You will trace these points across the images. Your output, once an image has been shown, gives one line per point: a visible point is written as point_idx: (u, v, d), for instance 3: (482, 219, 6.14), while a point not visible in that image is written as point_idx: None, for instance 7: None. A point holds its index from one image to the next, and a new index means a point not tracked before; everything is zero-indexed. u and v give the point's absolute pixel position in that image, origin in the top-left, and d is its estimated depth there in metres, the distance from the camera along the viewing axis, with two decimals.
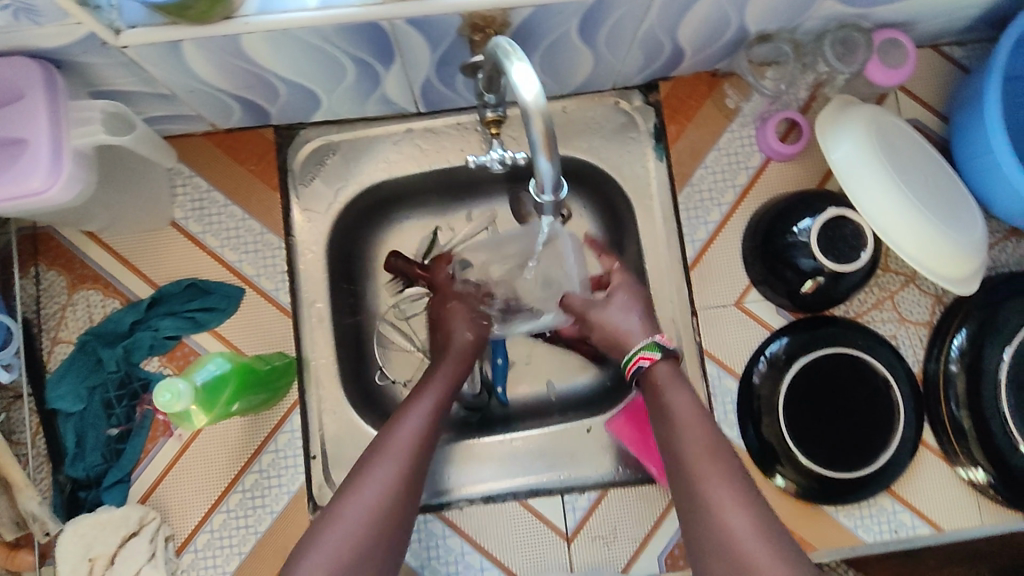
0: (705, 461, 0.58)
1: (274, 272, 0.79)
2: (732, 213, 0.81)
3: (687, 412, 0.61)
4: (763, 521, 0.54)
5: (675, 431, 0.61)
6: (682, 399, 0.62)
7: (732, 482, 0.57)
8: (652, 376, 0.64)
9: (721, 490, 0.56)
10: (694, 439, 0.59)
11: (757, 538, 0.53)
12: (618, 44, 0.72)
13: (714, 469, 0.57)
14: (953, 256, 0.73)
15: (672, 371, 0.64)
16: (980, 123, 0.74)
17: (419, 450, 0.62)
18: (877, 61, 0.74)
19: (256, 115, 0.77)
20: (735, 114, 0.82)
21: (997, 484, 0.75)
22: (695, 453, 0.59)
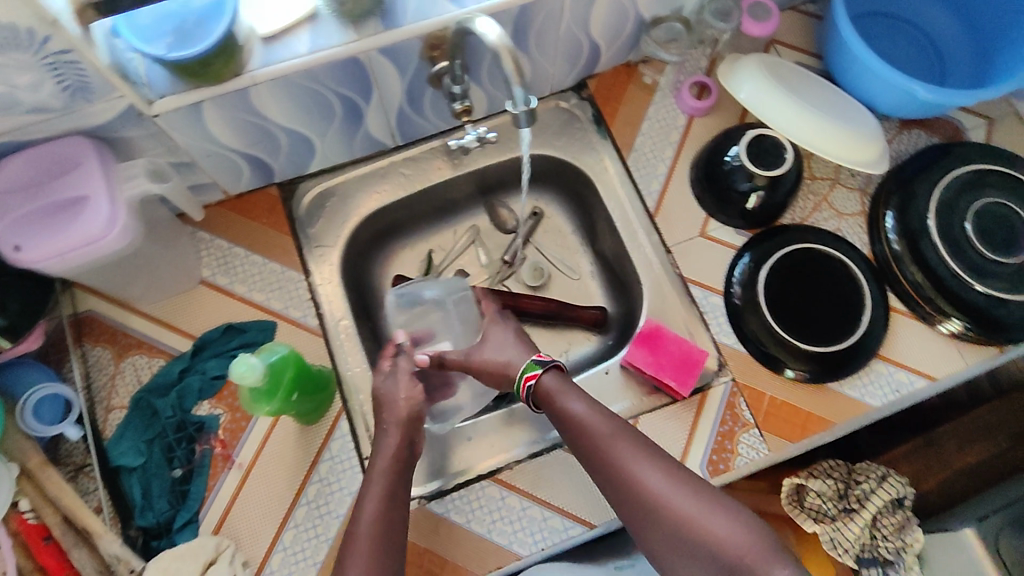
0: (628, 458, 0.68)
1: (300, 301, 0.88)
2: (675, 164, 0.96)
3: (592, 415, 0.71)
4: (678, 478, 0.66)
5: (589, 427, 0.71)
6: (582, 413, 0.71)
7: (648, 453, 0.68)
8: (543, 390, 0.75)
9: (639, 464, 0.67)
10: (602, 426, 0.70)
11: (678, 492, 0.64)
12: (546, 48, 0.89)
13: (632, 442, 0.69)
14: (852, 146, 0.87)
15: (560, 378, 0.75)
16: (836, 47, 0.92)
17: (383, 541, 0.65)
18: (748, 20, 0.92)
19: (262, 173, 0.90)
20: (654, 89, 0.99)
21: (973, 326, 0.85)
22: (609, 439, 0.69)
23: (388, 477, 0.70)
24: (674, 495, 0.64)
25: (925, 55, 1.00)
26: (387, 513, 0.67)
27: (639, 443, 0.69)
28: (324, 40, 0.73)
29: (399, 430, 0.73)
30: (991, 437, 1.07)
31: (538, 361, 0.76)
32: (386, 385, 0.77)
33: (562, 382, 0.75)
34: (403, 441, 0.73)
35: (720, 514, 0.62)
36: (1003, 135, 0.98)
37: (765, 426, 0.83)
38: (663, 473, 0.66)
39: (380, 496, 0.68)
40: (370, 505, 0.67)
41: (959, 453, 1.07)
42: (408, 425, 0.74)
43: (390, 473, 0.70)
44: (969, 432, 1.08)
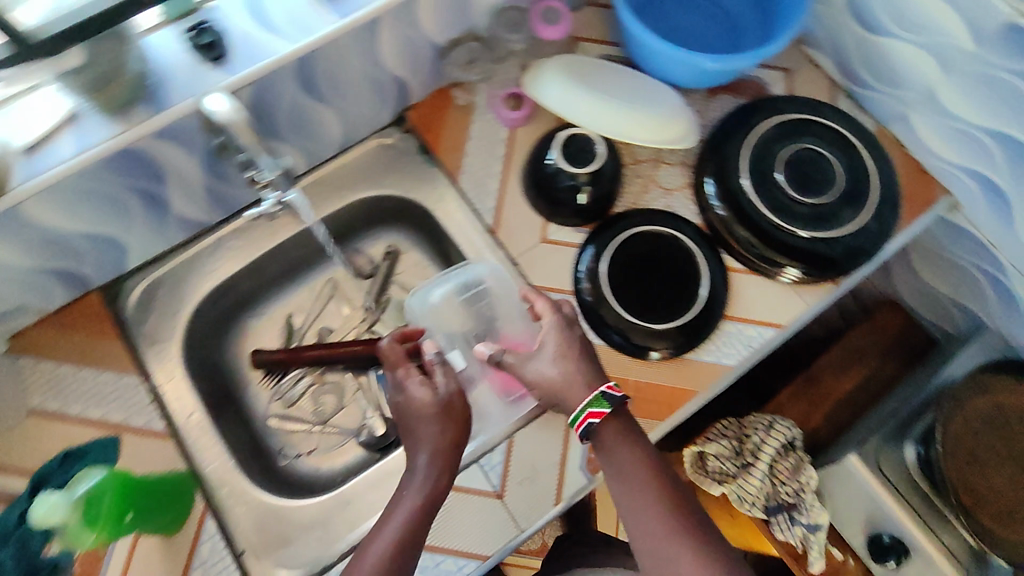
0: (670, 536, 0.67)
1: (142, 407, 0.83)
2: (505, 177, 0.96)
3: (654, 472, 0.71)
4: (705, 547, 0.66)
5: (637, 489, 0.70)
6: (650, 459, 0.72)
7: (680, 513, 0.68)
8: (600, 432, 0.73)
9: (677, 547, 0.66)
10: (651, 497, 0.69)
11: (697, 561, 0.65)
12: (346, 93, 0.87)
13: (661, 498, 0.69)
14: (661, 126, 0.90)
15: (615, 432, 0.73)
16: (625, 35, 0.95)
17: None
18: (541, 24, 0.95)
19: (75, 282, 0.84)
20: (472, 107, 0.99)
21: (807, 269, 0.89)
22: (658, 513, 0.68)
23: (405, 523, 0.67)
24: (689, 563, 0.65)
25: (718, 22, 1.04)
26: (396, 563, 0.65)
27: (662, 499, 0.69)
28: (90, 137, 0.69)
29: (435, 473, 0.71)
30: (861, 360, 1.14)
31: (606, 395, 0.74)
32: (412, 391, 0.74)
33: (620, 430, 0.74)
34: (439, 481, 0.72)
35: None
36: (804, 83, 1.02)
37: (636, 411, 0.85)
38: (688, 542, 0.66)
39: (393, 542, 0.66)
40: (375, 553, 0.65)
41: (837, 383, 1.13)
42: (445, 458, 0.72)
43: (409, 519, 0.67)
44: (841, 361, 1.14)
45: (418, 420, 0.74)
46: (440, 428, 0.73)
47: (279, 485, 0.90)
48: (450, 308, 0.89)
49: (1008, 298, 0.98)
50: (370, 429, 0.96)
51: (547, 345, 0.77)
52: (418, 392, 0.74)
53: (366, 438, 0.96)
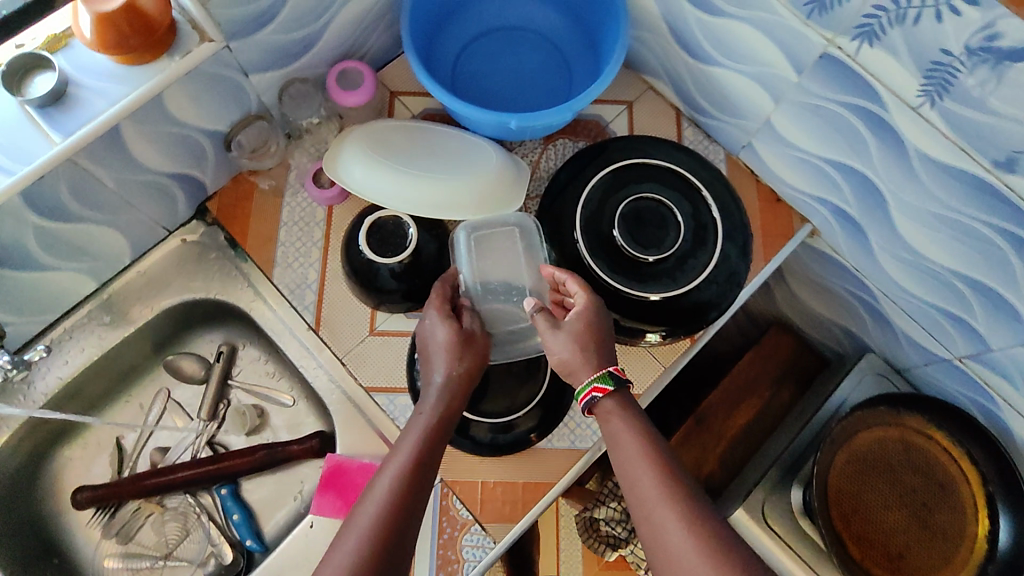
0: (671, 528, 0.59)
1: None
2: (325, 265, 0.87)
3: (649, 457, 0.64)
4: (702, 527, 0.59)
5: (641, 471, 0.63)
6: (653, 439, 0.66)
7: (675, 497, 0.61)
8: (602, 407, 0.69)
9: (681, 536, 0.59)
10: (654, 479, 0.62)
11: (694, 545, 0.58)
12: (113, 206, 0.77)
13: (654, 492, 0.62)
14: (483, 194, 0.81)
15: (618, 407, 0.68)
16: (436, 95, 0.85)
17: None
18: (337, 89, 0.84)
19: None
20: (281, 189, 0.89)
21: (669, 329, 0.82)
22: (660, 501, 0.61)
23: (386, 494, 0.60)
24: (690, 557, 0.57)
25: (547, 57, 0.93)
26: (375, 550, 0.56)
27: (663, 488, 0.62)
28: None
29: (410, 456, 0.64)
30: (755, 392, 1.09)
31: (613, 376, 0.69)
32: (431, 329, 0.74)
33: (624, 414, 0.68)
34: (423, 452, 0.64)
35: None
36: (644, 116, 0.95)
37: (485, 517, 0.78)
38: (682, 527, 0.59)
39: (360, 538, 0.57)
40: (343, 554, 0.56)
41: (729, 420, 1.07)
42: (441, 418, 0.68)
43: (396, 485, 0.61)
44: (733, 396, 1.08)
45: (435, 354, 0.72)
46: (464, 347, 0.72)
47: None
48: (495, 254, 0.81)
49: (882, 320, 0.92)
50: (217, 555, 0.89)
51: (573, 319, 0.72)
52: (438, 328, 0.73)
53: (213, 567, 0.89)
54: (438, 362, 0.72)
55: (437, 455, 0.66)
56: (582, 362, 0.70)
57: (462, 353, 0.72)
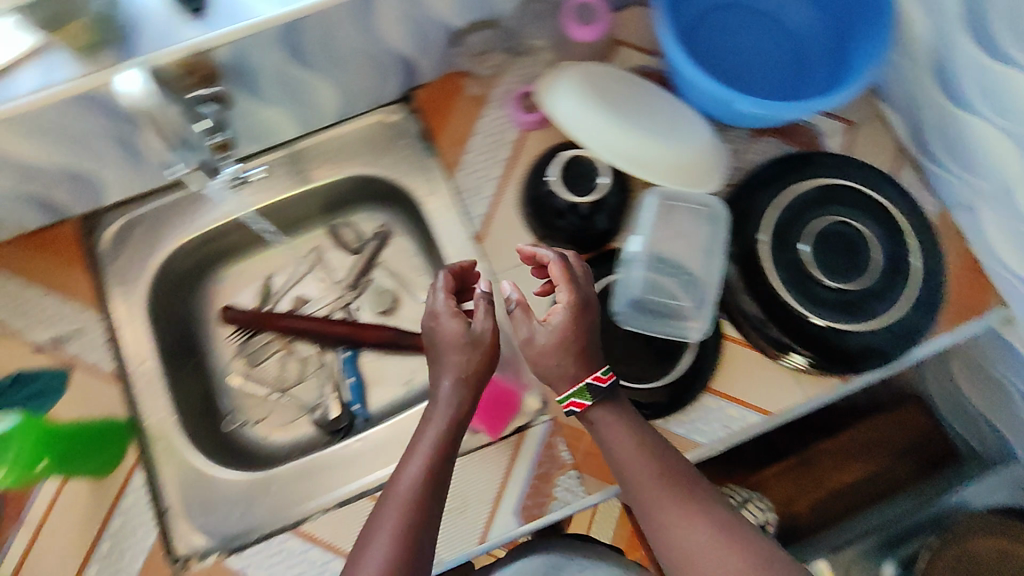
0: (678, 512, 0.65)
1: (96, 345, 0.84)
2: (504, 183, 0.89)
3: (637, 445, 0.68)
4: (725, 534, 0.64)
5: (637, 465, 0.68)
6: (646, 433, 0.70)
7: (700, 504, 0.66)
8: (590, 416, 0.70)
9: (681, 514, 0.65)
10: (649, 466, 0.67)
11: (724, 551, 0.63)
12: (343, 65, 0.82)
13: (678, 497, 0.66)
14: (677, 163, 0.79)
15: (610, 419, 0.69)
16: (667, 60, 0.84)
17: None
18: (574, 21, 0.84)
19: (52, 210, 0.85)
20: (484, 100, 0.90)
21: (815, 359, 0.79)
22: (660, 485, 0.67)
23: (401, 501, 0.64)
24: (700, 540, 0.64)
25: (783, 51, 0.90)
26: (403, 557, 0.61)
27: (686, 493, 0.66)
28: (55, 74, 0.67)
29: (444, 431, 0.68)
30: (871, 454, 1.04)
31: (593, 387, 0.68)
32: (440, 324, 0.72)
33: (616, 420, 0.69)
34: (435, 455, 0.67)
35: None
36: (865, 142, 0.89)
37: (584, 466, 0.80)
38: (711, 533, 0.64)
39: (388, 543, 0.62)
40: (374, 557, 0.61)
41: (835, 472, 1.04)
42: (449, 422, 0.69)
43: (412, 493, 0.64)
44: (844, 451, 1.04)
45: (437, 361, 0.71)
46: (477, 346, 0.70)
47: (224, 447, 0.90)
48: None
49: None
50: (325, 408, 0.95)
51: (542, 335, 0.69)
52: (447, 323, 0.72)
53: (321, 417, 0.94)
54: (448, 351, 0.70)
55: (450, 456, 0.68)
56: (559, 373, 0.69)
57: (476, 349, 0.70)
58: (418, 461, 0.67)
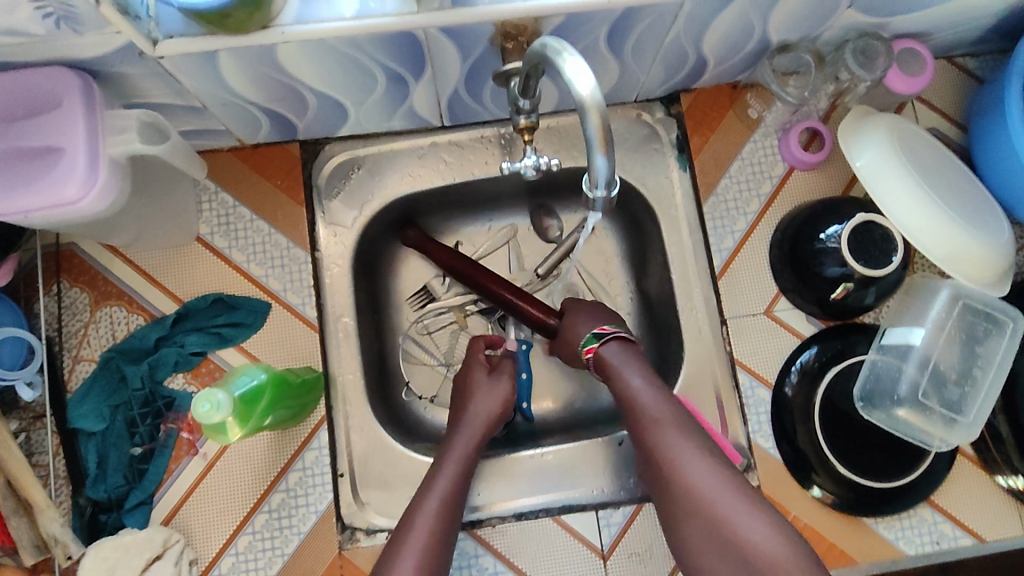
0: (681, 456, 0.66)
1: (301, 287, 0.78)
2: (757, 222, 0.82)
3: (646, 393, 0.71)
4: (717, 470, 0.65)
5: (640, 406, 0.70)
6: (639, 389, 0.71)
7: (694, 442, 0.67)
8: (604, 359, 0.74)
9: (687, 458, 0.66)
10: (656, 407, 0.70)
11: (714, 484, 0.64)
12: (643, 56, 0.74)
13: (683, 437, 0.68)
14: (983, 257, 0.72)
15: (621, 351, 0.74)
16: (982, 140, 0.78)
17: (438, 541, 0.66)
18: (897, 71, 0.76)
19: (283, 129, 0.78)
20: (757, 124, 0.83)
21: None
22: (659, 426, 0.69)
23: (440, 512, 0.67)
24: (701, 480, 0.65)
25: None
26: (428, 567, 0.64)
27: (689, 436, 0.68)
28: (373, 5, 0.60)
29: (473, 421, 0.76)
30: None
31: (598, 333, 0.75)
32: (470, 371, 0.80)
33: (625, 351, 0.74)
34: (461, 472, 0.71)
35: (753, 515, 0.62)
36: None
37: None
38: (706, 469, 0.65)
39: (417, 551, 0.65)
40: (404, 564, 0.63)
41: None
42: (475, 444, 0.74)
43: (445, 501, 0.68)
44: None
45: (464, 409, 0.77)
46: (505, 399, 0.78)
47: (394, 418, 0.84)
48: (954, 341, 0.73)
49: None
50: None
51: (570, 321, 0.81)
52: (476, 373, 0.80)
53: None
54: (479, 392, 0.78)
55: (471, 475, 0.73)
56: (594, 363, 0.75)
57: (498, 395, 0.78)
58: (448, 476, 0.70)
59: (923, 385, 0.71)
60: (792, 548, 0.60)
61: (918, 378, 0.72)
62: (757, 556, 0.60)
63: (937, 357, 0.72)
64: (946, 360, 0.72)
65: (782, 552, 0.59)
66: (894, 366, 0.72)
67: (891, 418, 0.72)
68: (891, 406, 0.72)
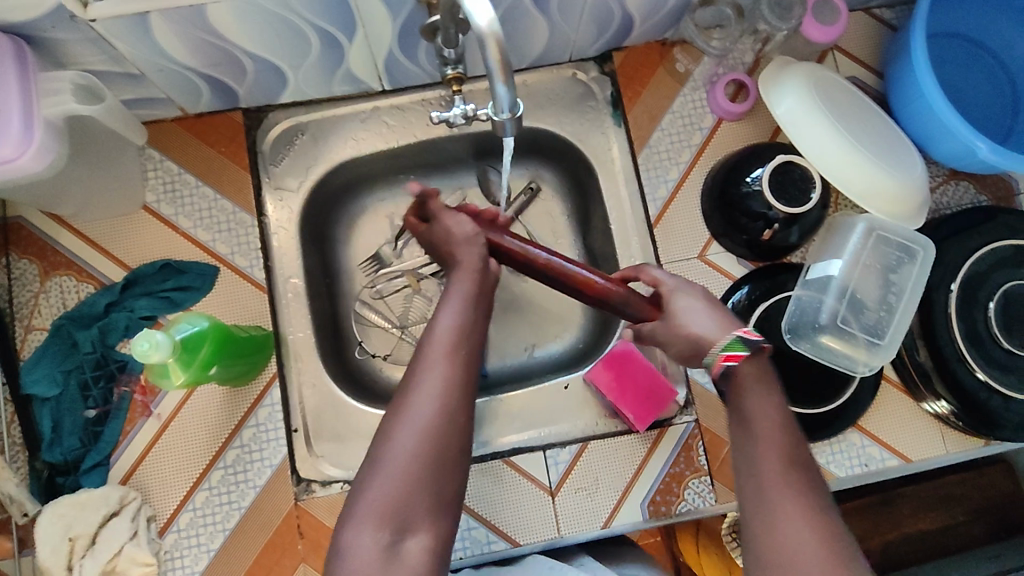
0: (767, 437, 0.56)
1: (248, 250, 0.80)
2: (689, 171, 0.86)
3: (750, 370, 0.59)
4: (791, 473, 0.54)
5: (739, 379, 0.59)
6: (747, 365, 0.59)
7: (779, 431, 0.57)
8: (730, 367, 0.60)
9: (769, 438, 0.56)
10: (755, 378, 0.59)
11: (778, 487, 0.54)
12: (570, 13, 0.77)
13: (759, 393, 0.58)
14: (894, 193, 0.77)
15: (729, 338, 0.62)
16: (897, 83, 0.82)
17: (458, 379, 0.60)
18: (813, 19, 0.79)
19: (225, 96, 0.80)
20: (686, 79, 0.87)
21: (962, 414, 0.78)
22: (753, 399, 0.58)
23: (449, 349, 0.61)
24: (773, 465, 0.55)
25: (1002, 97, 0.86)
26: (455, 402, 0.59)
27: (769, 395, 0.58)
28: None
29: (466, 249, 0.70)
30: (948, 508, 1.04)
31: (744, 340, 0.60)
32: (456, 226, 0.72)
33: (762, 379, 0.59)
34: (465, 307, 0.64)
35: (800, 518, 0.52)
36: None
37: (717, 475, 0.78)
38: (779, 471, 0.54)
39: (436, 391, 0.58)
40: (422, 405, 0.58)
41: (915, 519, 1.04)
42: (475, 280, 0.67)
43: (453, 336, 0.62)
44: (927, 499, 1.04)
45: (452, 262, 0.70)
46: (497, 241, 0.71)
47: (349, 376, 0.86)
48: (873, 272, 0.77)
49: None
50: None
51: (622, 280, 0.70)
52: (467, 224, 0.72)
53: None
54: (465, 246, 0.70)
55: (480, 304, 0.67)
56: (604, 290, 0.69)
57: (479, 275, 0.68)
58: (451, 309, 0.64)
59: (843, 313, 0.76)
60: (806, 508, 0.53)
61: (838, 306, 0.76)
62: (773, 506, 0.53)
63: (856, 287, 0.77)
64: (864, 289, 0.77)
65: (796, 506, 0.53)
66: (817, 295, 0.77)
67: (816, 346, 0.76)
68: (813, 331, 0.76)
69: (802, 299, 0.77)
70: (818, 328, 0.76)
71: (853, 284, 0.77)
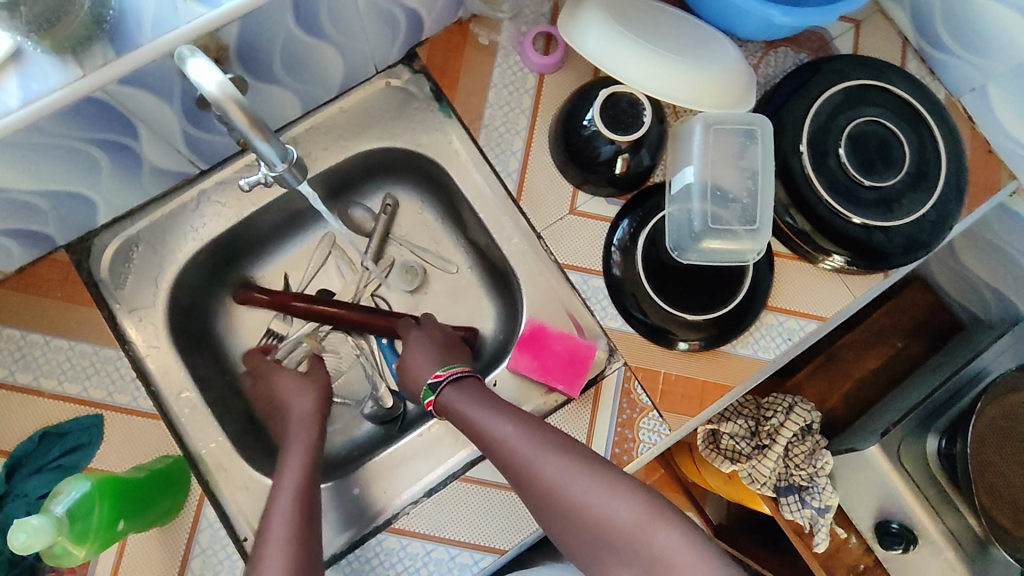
0: (529, 457, 0.66)
1: (124, 384, 0.75)
2: (531, 135, 0.85)
3: (487, 417, 0.70)
4: (574, 463, 0.65)
5: (490, 432, 0.69)
6: (479, 412, 0.71)
7: (543, 442, 0.67)
8: (446, 402, 0.74)
9: (530, 451, 0.66)
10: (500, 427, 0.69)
11: (571, 479, 0.64)
12: (353, 31, 0.74)
13: (513, 426, 0.69)
14: (720, 82, 0.78)
15: (457, 390, 0.75)
16: None
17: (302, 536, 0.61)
18: None
19: (36, 241, 0.74)
20: (494, 49, 0.86)
21: (854, 259, 0.82)
22: (505, 439, 0.68)
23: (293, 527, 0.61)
24: (555, 466, 0.65)
25: None
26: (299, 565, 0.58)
27: (520, 425, 0.69)
28: (37, 85, 0.56)
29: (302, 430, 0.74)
30: (885, 341, 1.10)
31: (433, 385, 0.77)
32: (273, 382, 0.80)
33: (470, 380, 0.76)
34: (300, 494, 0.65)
35: (609, 491, 0.62)
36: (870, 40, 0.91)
37: (663, 406, 0.80)
38: (562, 465, 0.64)
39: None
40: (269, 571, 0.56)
41: (860, 363, 1.10)
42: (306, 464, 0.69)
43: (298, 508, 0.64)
44: (863, 341, 1.10)
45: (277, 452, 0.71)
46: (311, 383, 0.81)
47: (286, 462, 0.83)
48: (724, 161, 0.81)
49: None
50: (372, 400, 0.89)
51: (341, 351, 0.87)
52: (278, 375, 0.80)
53: (369, 411, 0.89)
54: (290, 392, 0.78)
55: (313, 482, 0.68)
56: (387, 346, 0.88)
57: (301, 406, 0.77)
58: (280, 506, 0.63)
59: (716, 213, 0.79)
60: (599, 483, 0.63)
61: (705, 206, 0.79)
62: (573, 502, 0.63)
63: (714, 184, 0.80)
64: (720, 182, 0.80)
65: (591, 489, 0.63)
66: (685, 205, 0.79)
67: (703, 254, 0.77)
68: (699, 241, 0.77)
69: (672, 216, 0.79)
70: (698, 235, 0.78)
71: (710, 181, 0.80)
